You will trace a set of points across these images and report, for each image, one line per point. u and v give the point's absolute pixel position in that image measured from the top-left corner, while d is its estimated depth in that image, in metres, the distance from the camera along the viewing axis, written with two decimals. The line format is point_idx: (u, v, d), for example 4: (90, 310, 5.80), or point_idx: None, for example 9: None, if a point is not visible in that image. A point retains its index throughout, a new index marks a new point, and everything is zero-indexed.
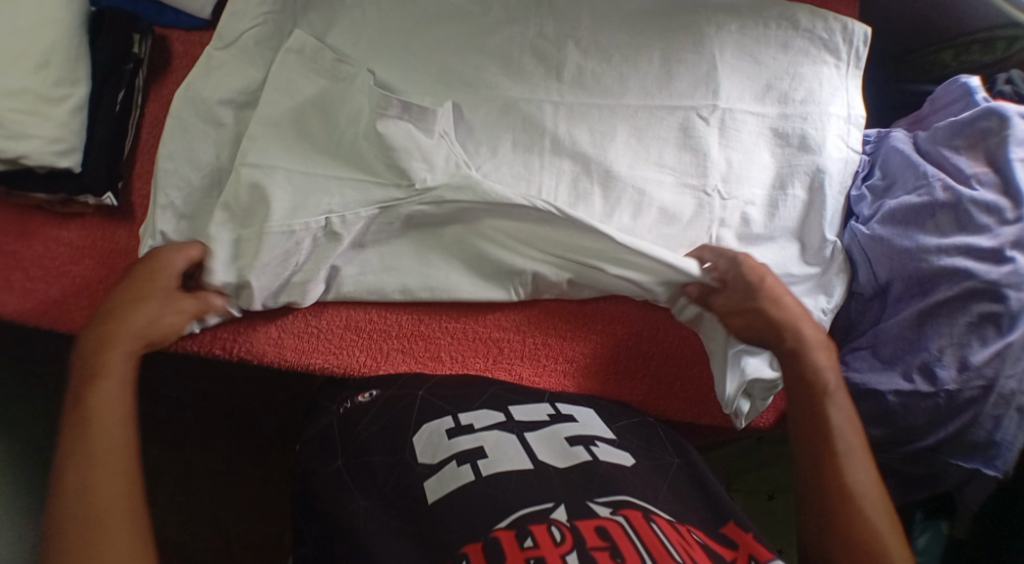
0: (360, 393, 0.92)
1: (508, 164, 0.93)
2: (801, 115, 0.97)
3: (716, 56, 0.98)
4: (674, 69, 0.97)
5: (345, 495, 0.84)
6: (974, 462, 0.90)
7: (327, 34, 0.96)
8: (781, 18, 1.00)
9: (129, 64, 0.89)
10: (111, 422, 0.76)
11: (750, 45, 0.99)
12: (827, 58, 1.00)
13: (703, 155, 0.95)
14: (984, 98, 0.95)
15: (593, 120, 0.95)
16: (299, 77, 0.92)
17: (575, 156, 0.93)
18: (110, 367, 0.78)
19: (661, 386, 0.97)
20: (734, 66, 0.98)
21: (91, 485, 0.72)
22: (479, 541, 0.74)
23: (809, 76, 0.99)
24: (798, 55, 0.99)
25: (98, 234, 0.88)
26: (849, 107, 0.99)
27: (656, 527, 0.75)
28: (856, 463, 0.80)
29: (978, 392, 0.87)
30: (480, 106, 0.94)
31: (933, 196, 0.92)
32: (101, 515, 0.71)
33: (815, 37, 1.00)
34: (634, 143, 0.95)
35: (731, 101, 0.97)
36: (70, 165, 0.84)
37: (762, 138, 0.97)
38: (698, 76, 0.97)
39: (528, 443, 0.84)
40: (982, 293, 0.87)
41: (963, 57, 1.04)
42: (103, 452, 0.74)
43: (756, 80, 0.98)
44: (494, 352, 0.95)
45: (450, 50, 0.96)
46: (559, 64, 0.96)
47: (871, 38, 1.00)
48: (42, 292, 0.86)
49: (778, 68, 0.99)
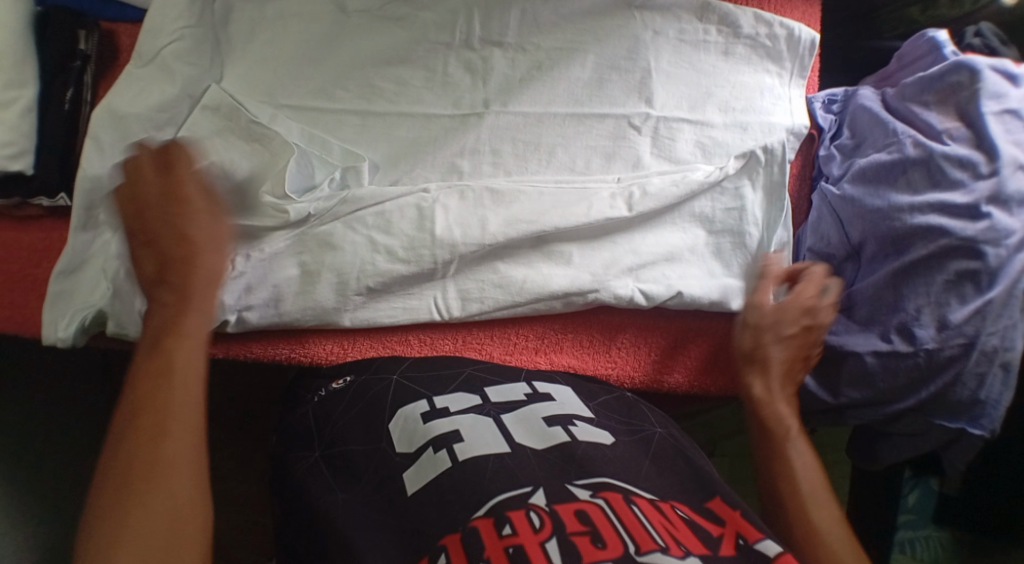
0: (335, 380, 0.91)
1: (426, 180, 0.89)
2: (740, 127, 0.93)
3: (651, 62, 0.94)
4: (607, 75, 0.93)
5: (318, 481, 0.84)
6: (960, 421, 0.88)
7: (266, 13, 0.93)
8: (721, 23, 0.95)
9: (77, 61, 0.88)
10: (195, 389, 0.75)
11: (687, 52, 0.94)
12: (770, 67, 0.95)
13: (636, 163, 0.91)
14: (952, 52, 0.92)
15: (518, 131, 0.91)
16: (216, 97, 0.89)
17: (494, 165, 0.90)
18: (187, 329, 0.76)
19: (639, 358, 0.95)
20: (672, 74, 0.94)
21: (164, 425, 0.72)
22: (459, 532, 0.73)
23: (751, 84, 0.94)
24: (739, 63, 0.95)
25: (57, 237, 0.88)
26: (793, 116, 0.94)
27: (636, 510, 0.75)
28: (826, 527, 0.77)
29: (959, 350, 0.85)
30: (430, 86, 0.92)
31: (904, 153, 0.89)
32: (163, 451, 0.71)
33: (758, 43, 0.95)
34: (560, 152, 0.91)
35: (667, 109, 0.93)
36: (22, 167, 0.84)
37: (702, 147, 0.92)
38: (631, 84, 0.93)
39: (504, 426, 0.83)
40: (959, 251, 0.85)
41: (929, 12, 1.00)
42: (178, 407, 0.73)
43: (695, 87, 0.94)
44: (462, 332, 0.94)
45: (395, 32, 0.93)
46: (487, 73, 0.93)
47: (818, 45, 0.95)
48: (2, 298, 0.86)
49: (718, 76, 0.94)
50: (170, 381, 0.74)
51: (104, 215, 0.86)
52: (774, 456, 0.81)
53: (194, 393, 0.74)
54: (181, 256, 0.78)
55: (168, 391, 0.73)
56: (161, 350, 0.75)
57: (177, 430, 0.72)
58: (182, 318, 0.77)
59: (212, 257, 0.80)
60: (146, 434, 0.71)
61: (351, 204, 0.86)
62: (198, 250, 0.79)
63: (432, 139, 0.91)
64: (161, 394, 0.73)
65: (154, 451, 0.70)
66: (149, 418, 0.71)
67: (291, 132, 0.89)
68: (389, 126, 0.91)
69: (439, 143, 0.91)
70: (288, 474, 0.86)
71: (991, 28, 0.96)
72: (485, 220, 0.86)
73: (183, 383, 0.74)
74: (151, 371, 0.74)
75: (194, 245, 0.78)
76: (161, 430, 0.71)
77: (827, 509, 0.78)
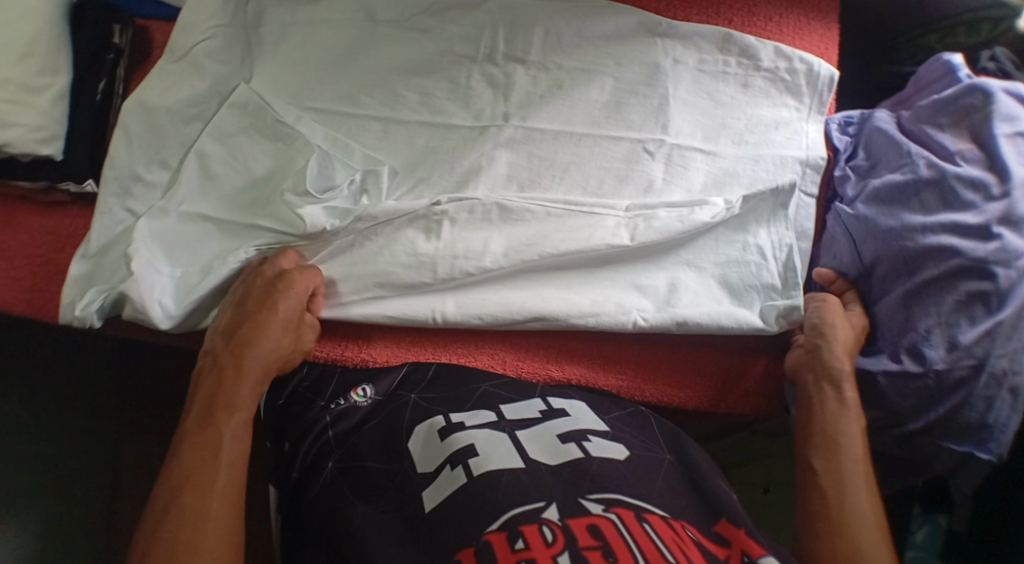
0: (352, 389, 0.90)
1: (442, 187, 0.91)
2: (753, 158, 0.93)
3: (668, 89, 0.95)
4: (625, 99, 0.95)
5: (337, 495, 0.83)
6: (967, 445, 0.88)
7: (295, 14, 0.95)
8: (741, 55, 0.96)
9: (111, 53, 0.90)
10: (239, 450, 0.78)
11: (706, 83, 0.96)
12: (788, 101, 0.96)
13: (648, 186, 0.92)
14: (967, 75, 0.94)
15: (534, 146, 0.93)
16: (244, 96, 0.91)
17: (508, 179, 0.92)
18: (239, 403, 0.79)
19: (648, 370, 0.95)
20: (688, 102, 0.95)
21: (188, 504, 0.74)
22: (471, 547, 0.73)
23: (768, 118, 0.95)
24: (758, 95, 0.95)
25: (82, 223, 0.90)
26: (808, 149, 0.94)
27: (648, 527, 0.74)
28: (866, 541, 0.78)
29: (968, 372, 0.86)
30: (452, 95, 0.94)
31: (917, 174, 0.91)
32: (190, 542, 0.72)
33: (777, 77, 0.96)
34: (574, 170, 0.93)
35: (681, 136, 0.94)
36: (52, 152, 0.86)
37: (714, 178, 0.93)
38: (649, 109, 0.94)
39: (519, 441, 0.83)
40: (968, 271, 0.86)
41: (947, 40, 1.04)
42: (211, 479, 0.75)
43: (711, 118, 0.95)
44: (474, 337, 0.95)
45: (420, 42, 0.95)
46: (508, 89, 0.95)
47: (836, 82, 0.95)
48: (24, 280, 0.87)
49: (735, 108, 0.95)
50: (219, 459, 0.77)
51: (127, 203, 0.88)
52: (835, 479, 0.82)
53: (235, 456, 0.78)
54: (242, 295, 0.83)
55: (200, 471, 0.76)
56: (223, 419, 0.78)
57: (206, 502, 0.74)
58: (222, 390, 0.80)
59: (288, 309, 0.82)
60: (172, 507, 0.74)
61: (366, 222, 0.86)
62: (270, 302, 0.82)
63: (450, 148, 0.92)
64: (201, 465, 0.76)
65: (181, 540, 0.72)
66: (174, 492, 0.75)
67: (315, 133, 0.90)
68: (410, 134, 0.93)
69: (457, 152, 0.92)
70: (304, 483, 0.86)
71: (1006, 52, 0.98)
72: (488, 241, 0.87)
73: (212, 463, 0.76)
74: (189, 456, 0.76)
75: (260, 294, 0.83)
76: (178, 505, 0.74)
77: (874, 531, 0.79)
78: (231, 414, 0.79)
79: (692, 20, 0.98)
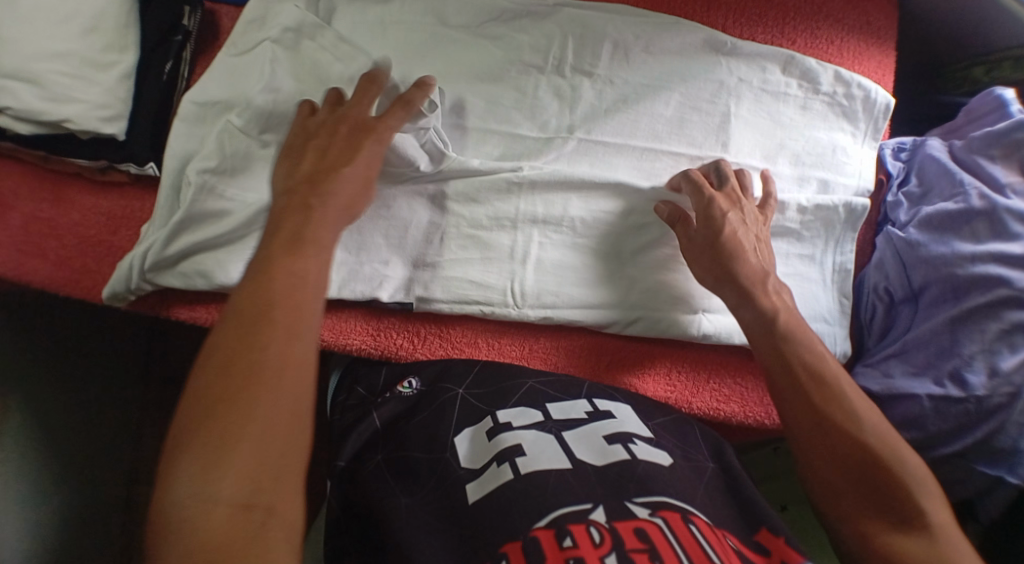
0: (399, 382, 0.90)
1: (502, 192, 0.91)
2: (818, 177, 0.95)
3: (731, 108, 0.95)
4: (689, 115, 0.95)
5: (381, 486, 0.81)
6: (998, 469, 0.88)
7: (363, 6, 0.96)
8: (801, 78, 0.97)
9: (178, 35, 0.91)
10: (262, 436, 0.67)
11: (768, 103, 0.96)
12: (845, 126, 0.97)
13: None
14: (1019, 111, 0.96)
15: (596, 158, 0.94)
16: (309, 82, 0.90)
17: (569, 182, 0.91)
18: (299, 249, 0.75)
19: (698, 385, 0.94)
20: (750, 122, 0.95)
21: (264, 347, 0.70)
22: (519, 541, 0.73)
23: (825, 141, 0.96)
24: (815, 118, 0.96)
25: (137, 206, 0.90)
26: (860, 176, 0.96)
27: (694, 530, 0.74)
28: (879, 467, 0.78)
29: (1006, 399, 0.87)
30: (517, 97, 0.94)
31: (969, 204, 0.93)
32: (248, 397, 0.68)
33: (835, 102, 0.97)
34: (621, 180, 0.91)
35: (741, 155, 0.94)
36: (114, 132, 0.86)
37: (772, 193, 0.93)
38: (711, 126, 0.95)
39: (565, 442, 0.82)
40: (1012, 302, 0.88)
41: (994, 73, 1.05)
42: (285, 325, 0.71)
43: (770, 138, 0.95)
44: (529, 340, 0.94)
45: (487, 44, 0.95)
46: (574, 101, 0.95)
47: (892, 110, 0.97)
48: (74, 260, 0.88)
49: (794, 129, 0.96)
50: (267, 406, 0.68)
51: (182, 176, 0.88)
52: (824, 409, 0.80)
53: (275, 416, 0.68)
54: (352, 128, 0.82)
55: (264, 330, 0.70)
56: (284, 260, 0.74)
57: (273, 347, 0.70)
58: (280, 279, 0.72)
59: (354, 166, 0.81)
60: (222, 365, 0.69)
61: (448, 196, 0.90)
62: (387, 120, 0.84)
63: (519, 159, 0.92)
64: (208, 483, 0.65)
65: (232, 410, 0.67)
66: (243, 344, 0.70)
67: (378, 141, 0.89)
68: (476, 142, 0.93)
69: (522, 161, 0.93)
70: (350, 474, 0.84)
71: None
72: (567, 204, 0.92)
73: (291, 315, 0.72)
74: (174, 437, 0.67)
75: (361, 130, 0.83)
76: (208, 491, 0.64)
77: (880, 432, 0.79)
78: (278, 325, 0.71)
79: (757, 40, 0.99)
